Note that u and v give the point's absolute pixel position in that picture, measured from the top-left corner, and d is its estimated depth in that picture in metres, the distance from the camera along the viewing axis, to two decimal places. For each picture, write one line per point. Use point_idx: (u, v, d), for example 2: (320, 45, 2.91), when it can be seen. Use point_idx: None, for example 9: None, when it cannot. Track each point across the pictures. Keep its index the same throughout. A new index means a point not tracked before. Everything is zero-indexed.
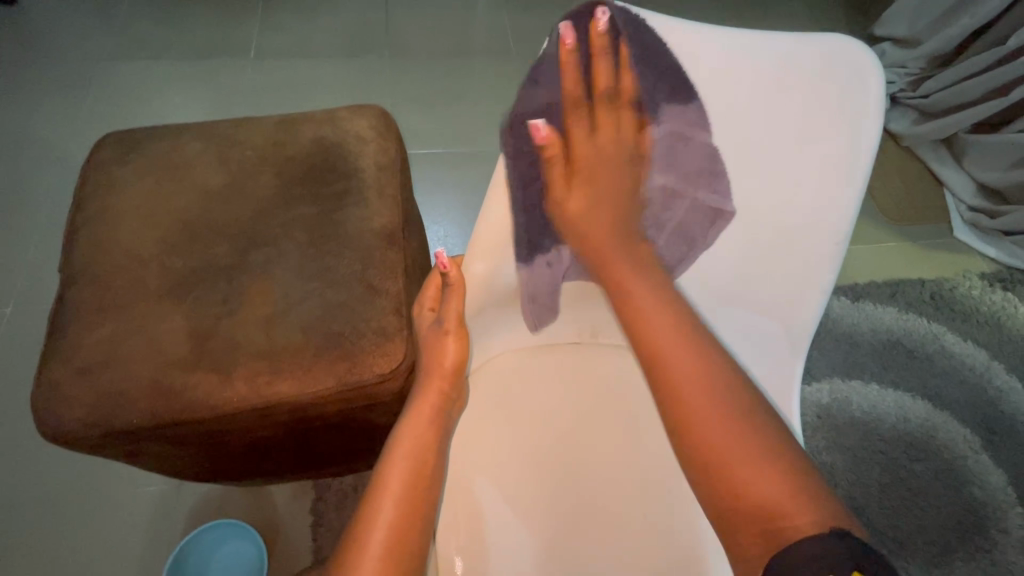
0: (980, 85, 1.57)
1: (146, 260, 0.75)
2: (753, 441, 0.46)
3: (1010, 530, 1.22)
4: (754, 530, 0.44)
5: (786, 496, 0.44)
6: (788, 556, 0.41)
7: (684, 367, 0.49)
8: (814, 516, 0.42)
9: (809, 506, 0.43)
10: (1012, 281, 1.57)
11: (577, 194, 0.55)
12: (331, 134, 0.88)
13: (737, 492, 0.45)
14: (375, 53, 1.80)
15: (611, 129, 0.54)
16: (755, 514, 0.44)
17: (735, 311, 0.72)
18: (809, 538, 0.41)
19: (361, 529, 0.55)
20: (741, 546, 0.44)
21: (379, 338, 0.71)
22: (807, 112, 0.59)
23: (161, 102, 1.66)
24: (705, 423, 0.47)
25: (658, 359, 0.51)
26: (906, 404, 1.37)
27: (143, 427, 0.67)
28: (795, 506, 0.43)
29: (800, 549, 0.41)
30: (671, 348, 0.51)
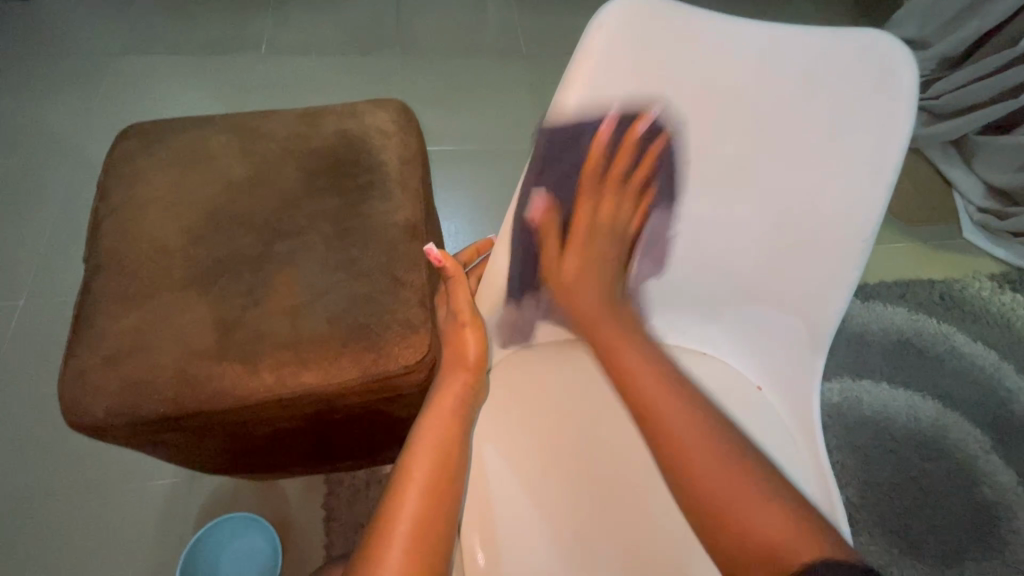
0: (990, 87, 1.58)
1: (171, 251, 0.75)
2: None
3: (1020, 530, 1.22)
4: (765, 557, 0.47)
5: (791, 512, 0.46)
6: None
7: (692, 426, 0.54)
8: None
9: None
10: (1021, 282, 1.57)
11: (572, 256, 0.62)
12: (354, 128, 0.88)
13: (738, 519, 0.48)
14: (386, 50, 1.80)
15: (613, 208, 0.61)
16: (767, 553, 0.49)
17: (761, 307, 0.72)
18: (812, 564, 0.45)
19: (384, 521, 0.55)
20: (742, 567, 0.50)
21: (404, 330, 0.71)
22: (838, 107, 0.59)
23: (171, 97, 1.65)
24: (695, 458, 0.53)
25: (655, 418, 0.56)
26: (916, 403, 1.37)
27: (168, 417, 0.67)
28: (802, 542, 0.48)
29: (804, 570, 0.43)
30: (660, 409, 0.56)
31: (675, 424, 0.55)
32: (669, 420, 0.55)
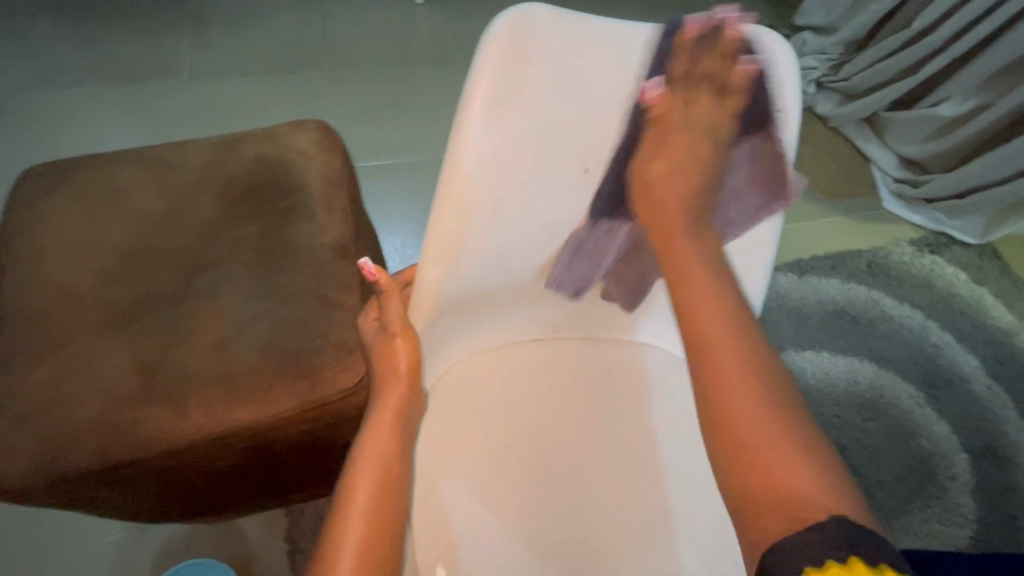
0: (892, 66, 1.69)
1: (83, 295, 0.71)
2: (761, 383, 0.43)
3: (957, 475, 1.31)
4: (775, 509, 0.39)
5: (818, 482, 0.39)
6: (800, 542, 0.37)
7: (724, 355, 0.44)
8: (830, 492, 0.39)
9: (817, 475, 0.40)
10: (938, 244, 1.69)
11: (662, 155, 0.53)
12: (273, 151, 0.86)
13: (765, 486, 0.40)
14: (316, 68, 1.77)
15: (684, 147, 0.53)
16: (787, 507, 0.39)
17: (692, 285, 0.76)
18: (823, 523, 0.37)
19: (327, 552, 0.54)
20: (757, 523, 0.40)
21: (338, 352, 0.70)
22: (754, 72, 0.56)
23: (88, 131, 1.57)
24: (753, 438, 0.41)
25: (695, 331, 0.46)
26: (854, 367, 1.45)
27: (94, 470, 0.64)
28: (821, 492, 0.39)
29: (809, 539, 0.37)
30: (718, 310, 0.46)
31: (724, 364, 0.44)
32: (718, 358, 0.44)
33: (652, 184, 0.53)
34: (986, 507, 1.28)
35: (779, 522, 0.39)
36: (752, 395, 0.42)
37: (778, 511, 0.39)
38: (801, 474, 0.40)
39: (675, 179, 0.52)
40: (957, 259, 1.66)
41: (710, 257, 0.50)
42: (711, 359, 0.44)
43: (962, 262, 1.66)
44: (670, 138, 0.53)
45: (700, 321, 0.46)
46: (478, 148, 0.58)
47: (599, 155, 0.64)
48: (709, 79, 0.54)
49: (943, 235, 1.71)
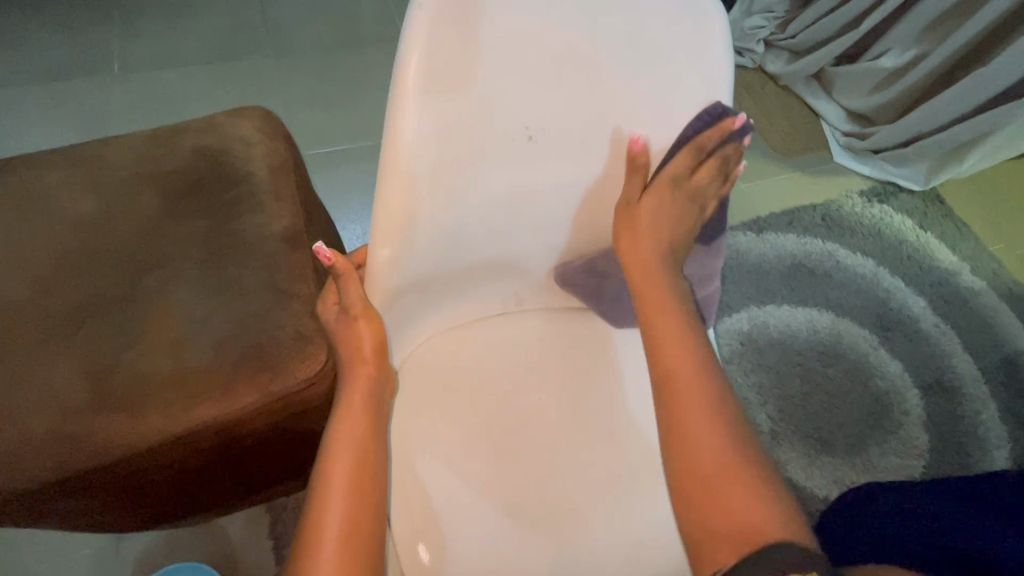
0: (835, 21, 1.72)
1: (20, 305, 0.68)
2: (727, 416, 0.56)
3: (910, 410, 1.40)
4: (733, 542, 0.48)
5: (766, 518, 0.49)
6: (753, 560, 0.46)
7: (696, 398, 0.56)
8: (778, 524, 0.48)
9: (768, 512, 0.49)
10: (886, 193, 1.76)
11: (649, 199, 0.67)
12: (213, 142, 0.83)
13: (727, 515, 0.50)
14: (258, 54, 1.70)
15: (652, 211, 0.67)
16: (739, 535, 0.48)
17: None
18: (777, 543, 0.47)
19: (310, 539, 0.54)
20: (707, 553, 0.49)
21: (298, 341, 0.69)
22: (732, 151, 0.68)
23: (16, 133, 1.48)
24: (714, 475, 0.52)
25: (670, 395, 0.57)
26: (813, 316, 1.51)
27: (53, 483, 0.63)
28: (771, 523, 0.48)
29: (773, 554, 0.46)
30: (684, 373, 0.58)
31: (693, 422, 0.55)
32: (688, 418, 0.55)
33: (640, 216, 0.67)
34: (938, 437, 1.37)
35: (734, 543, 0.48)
36: (706, 433, 0.54)
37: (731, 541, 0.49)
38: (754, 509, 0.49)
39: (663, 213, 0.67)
40: (903, 207, 1.73)
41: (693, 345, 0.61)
42: (679, 402, 0.56)
43: (908, 209, 1.73)
44: (659, 188, 0.67)
45: (668, 369, 0.59)
46: (417, 122, 0.57)
47: (544, 121, 0.63)
48: (704, 151, 0.67)
49: (890, 184, 1.78)
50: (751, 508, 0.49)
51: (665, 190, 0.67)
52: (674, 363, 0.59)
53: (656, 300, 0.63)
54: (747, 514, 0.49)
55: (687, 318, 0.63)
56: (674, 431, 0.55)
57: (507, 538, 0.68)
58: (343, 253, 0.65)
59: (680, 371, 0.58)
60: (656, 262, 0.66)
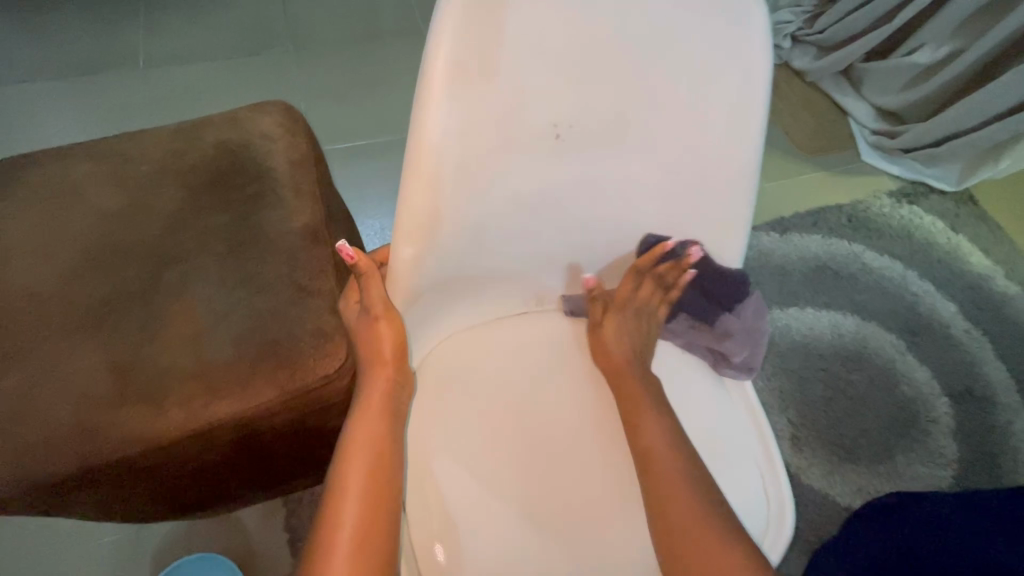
0: (866, 16, 1.66)
1: (46, 297, 0.69)
2: (700, 479, 0.63)
3: (939, 418, 1.35)
4: None
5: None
6: None
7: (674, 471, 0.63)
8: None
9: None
10: (916, 194, 1.70)
11: (608, 324, 0.75)
12: (235, 136, 0.83)
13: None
14: (278, 48, 1.70)
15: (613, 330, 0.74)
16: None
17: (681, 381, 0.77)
18: None
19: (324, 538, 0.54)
20: None
21: (317, 338, 0.69)
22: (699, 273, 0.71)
23: (45, 126, 1.51)
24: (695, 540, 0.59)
25: (651, 464, 0.65)
26: (837, 320, 1.47)
27: (76, 475, 0.63)
28: None
29: None
30: (660, 450, 0.65)
31: (672, 488, 0.62)
32: (669, 483, 0.63)
33: (604, 333, 0.75)
34: (967, 447, 1.32)
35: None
36: (687, 507, 0.61)
37: None
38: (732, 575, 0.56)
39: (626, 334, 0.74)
40: (934, 208, 1.68)
41: (664, 419, 0.68)
42: (659, 473, 0.64)
43: (939, 211, 1.67)
44: (614, 320, 0.74)
45: (648, 443, 0.66)
46: (444, 118, 0.56)
47: (571, 117, 0.62)
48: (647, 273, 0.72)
49: (921, 185, 1.72)
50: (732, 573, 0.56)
51: (620, 313, 0.74)
52: (650, 437, 0.66)
53: (631, 390, 0.70)
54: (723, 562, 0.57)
55: (657, 394, 0.70)
56: (657, 501, 0.62)
57: (525, 541, 0.66)
58: (366, 252, 0.65)
59: (658, 447, 0.65)
60: (631, 365, 0.72)
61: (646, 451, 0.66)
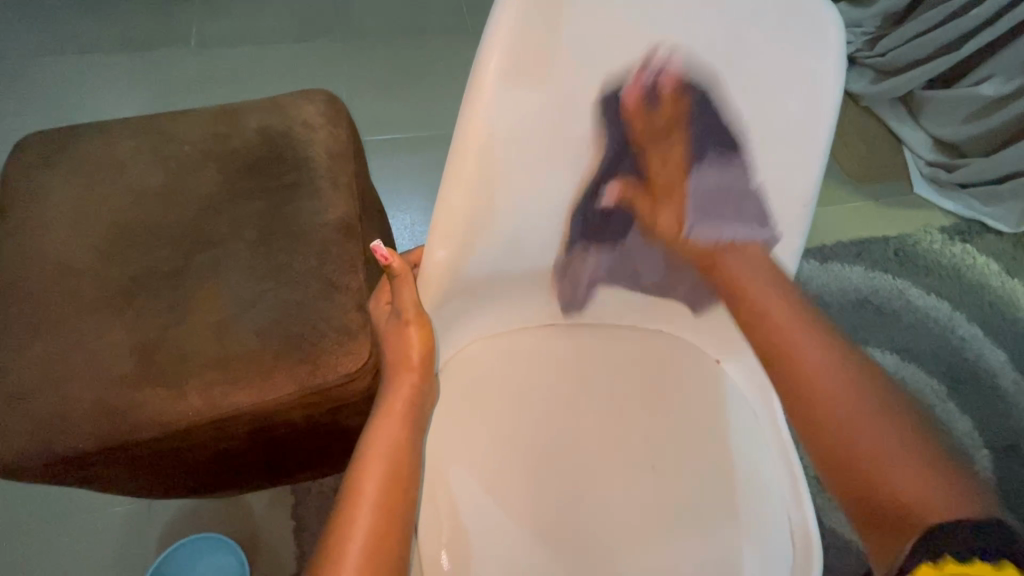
0: (930, 43, 1.58)
1: (79, 271, 0.69)
2: (859, 366, 0.53)
3: (978, 472, 1.27)
4: (897, 524, 0.45)
5: (937, 492, 0.45)
6: (931, 539, 0.43)
7: (821, 375, 0.53)
8: (949, 500, 0.44)
9: (937, 486, 0.45)
10: (970, 232, 1.61)
11: (663, 208, 0.63)
12: (277, 123, 0.82)
13: (902, 492, 0.46)
14: (325, 37, 1.71)
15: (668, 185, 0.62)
16: (897, 513, 0.46)
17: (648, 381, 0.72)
18: (947, 520, 0.43)
19: (337, 538, 0.52)
20: (877, 542, 0.46)
21: (340, 335, 0.67)
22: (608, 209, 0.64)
23: (97, 99, 1.55)
24: (879, 454, 0.48)
25: (783, 366, 0.55)
26: (875, 358, 1.40)
27: (91, 452, 0.63)
28: (943, 500, 0.44)
29: (942, 533, 0.42)
30: (803, 351, 0.55)
31: (817, 380, 0.53)
32: (809, 376, 0.53)
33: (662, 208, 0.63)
34: (1007, 506, 1.24)
35: (902, 523, 0.45)
36: (847, 394, 0.51)
37: (894, 516, 0.46)
38: (923, 488, 0.45)
39: (670, 214, 0.63)
40: (990, 248, 1.58)
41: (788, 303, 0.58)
42: (801, 378, 0.54)
43: (994, 252, 1.58)
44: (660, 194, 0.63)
45: (778, 343, 0.56)
46: (491, 116, 0.53)
47: (620, 128, 0.59)
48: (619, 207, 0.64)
49: (976, 223, 1.63)
50: (919, 482, 0.46)
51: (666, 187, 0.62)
52: (775, 332, 0.57)
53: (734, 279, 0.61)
54: (916, 490, 0.45)
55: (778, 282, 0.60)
56: (803, 413, 0.53)
57: (535, 564, 0.63)
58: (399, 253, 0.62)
59: (803, 350, 0.55)
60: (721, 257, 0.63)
61: (794, 365, 0.54)
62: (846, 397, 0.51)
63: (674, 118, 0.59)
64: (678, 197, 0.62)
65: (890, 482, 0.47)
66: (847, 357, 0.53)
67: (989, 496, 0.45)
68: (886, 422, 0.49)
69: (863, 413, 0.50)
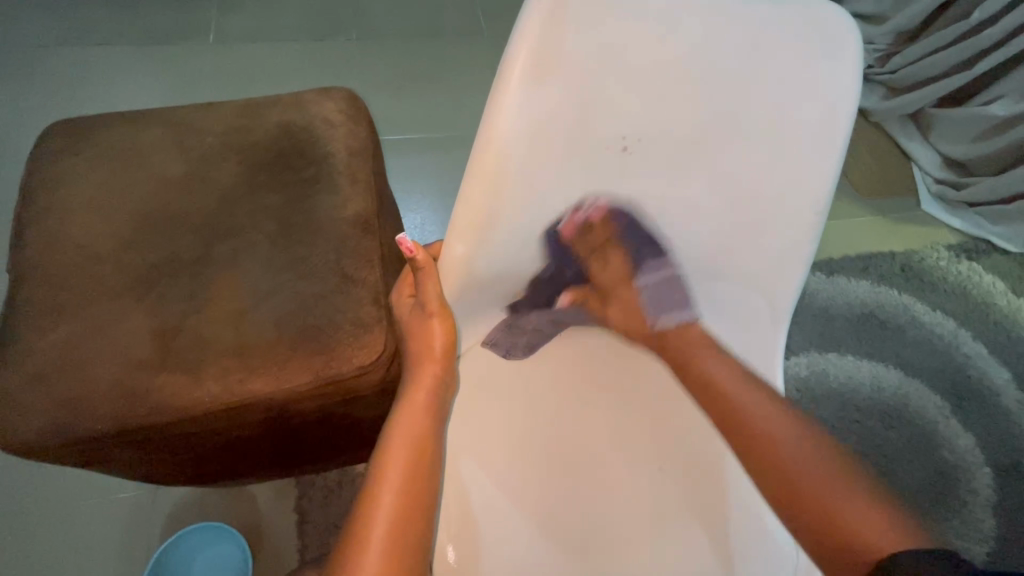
0: (943, 61, 1.58)
1: (102, 256, 0.71)
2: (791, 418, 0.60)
3: (979, 489, 1.27)
4: (842, 553, 0.52)
5: (883, 526, 0.51)
6: (891, 565, 0.49)
7: (766, 425, 0.60)
8: (890, 533, 0.51)
9: (876, 519, 0.52)
10: (977, 251, 1.61)
11: (613, 308, 0.72)
12: (298, 119, 0.83)
13: (837, 526, 0.53)
14: (341, 37, 1.72)
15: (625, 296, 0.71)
16: (844, 548, 0.52)
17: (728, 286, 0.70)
18: (897, 552, 0.49)
19: (361, 522, 0.54)
20: (832, 566, 0.53)
21: (356, 328, 0.68)
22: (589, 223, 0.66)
23: (115, 91, 1.57)
24: (821, 490, 0.55)
25: (740, 425, 0.61)
26: (880, 372, 1.40)
27: (108, 434, 0.64)
28: (883, 531, 0.51)
29: (899, 560, 0.49)
30: (750, 401, 0.62)
31: (767, 429, 0.59)
32: (758, 427, 0.60)
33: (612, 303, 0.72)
34: (1007, 524, 1.24)
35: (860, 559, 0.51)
36: (799, 454, 0.57)
37: (842, 549, 0.53)
38: (873, 523, 0.52)
39: (632, 318, 0.72)
40: (996, 267, 1.59)
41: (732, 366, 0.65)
42: (753, 430, 0.60)
43: (1001, 271, 1.58)
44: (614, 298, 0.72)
45: (727, 399, 0.63)
46: (517, 118, 0.54)
47: (639, 131, 0.60)
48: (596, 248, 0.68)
49: (983, 242, 1.63)
50: (872, 519, 0.52)
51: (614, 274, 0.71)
52: (719, 386, 0.64)
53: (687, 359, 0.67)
54: (859, 530, 0.52)
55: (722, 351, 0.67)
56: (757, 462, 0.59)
57: (544, 559, 0.64)
58: (422, 245, 0.64)
59: (745, 401, 0.62)
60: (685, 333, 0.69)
61: (730, 412, 0.62)
62: (801, 450, 0.58)
63: (607, 235, 0.67)
64: (628, 306, 0.71)
65: (841, 515, 0.53)
66: (779, 406, 0.61)
67: (917, 525, 0.52)
68: (825, 474, 0.56)
69: (811, 463, 0.57)
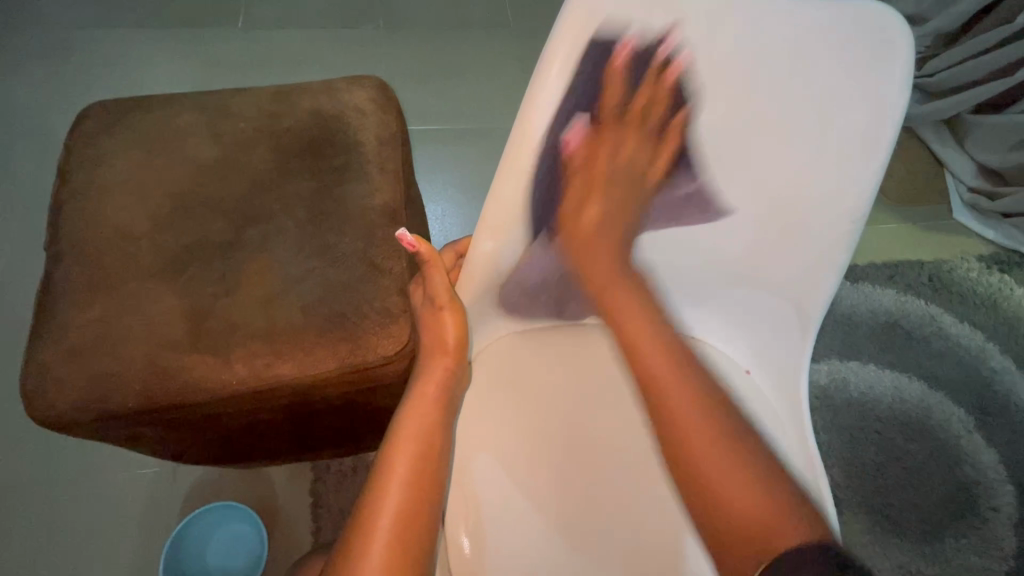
0: (982, 66, 1.53)
1: (137, 236, 0.72)
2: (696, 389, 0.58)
3: (1000, 507, 1.25)
4: (748, 550, 0.52)
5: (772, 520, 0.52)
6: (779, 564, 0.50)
7: (675, 390, 0.58)
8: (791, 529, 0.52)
9: (786, 524, 0.52)
10: (1009, 263, 1.57)
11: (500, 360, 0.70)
12: (330, 106, 0.84)
13: (731, 509, 0.53)
14: (370, 25, 1.72)
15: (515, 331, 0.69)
16: (745, 539, 0.52)
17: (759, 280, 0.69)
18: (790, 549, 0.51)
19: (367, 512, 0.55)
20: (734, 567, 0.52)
21: (382, 318, 0.68)
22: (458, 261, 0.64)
23: (146, 72, 1.59)
24: (727, 485, 0.53)
25: (661, 410, 0.58)
26: (902, 383, 1.37)
27: (138, 412, 0.65)
28: (780, 522, 0.52)
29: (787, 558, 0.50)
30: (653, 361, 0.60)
31: (675, 406, 0.57)
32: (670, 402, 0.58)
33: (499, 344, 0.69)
34: None
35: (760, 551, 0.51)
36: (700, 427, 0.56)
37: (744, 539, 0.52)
38: (769, 516, 0.52)
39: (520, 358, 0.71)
40: None
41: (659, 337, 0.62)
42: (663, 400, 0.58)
43: None
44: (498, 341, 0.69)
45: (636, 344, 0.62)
46: (552, 114, 0.54)
47: (674, 132, 0.59)
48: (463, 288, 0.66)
49: (1016, 254, 1.59)
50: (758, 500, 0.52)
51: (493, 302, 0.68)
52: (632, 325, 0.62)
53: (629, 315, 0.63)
54: (752, 510, 0.52)
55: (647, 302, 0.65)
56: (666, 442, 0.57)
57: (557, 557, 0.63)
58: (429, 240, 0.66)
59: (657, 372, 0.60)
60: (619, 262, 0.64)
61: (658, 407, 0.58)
62: (700, 423, 0.56)
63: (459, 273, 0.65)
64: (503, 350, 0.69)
65: (741, 506, 0.52)
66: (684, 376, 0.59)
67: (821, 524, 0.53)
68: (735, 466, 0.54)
69: (695, 426, 0.56)
